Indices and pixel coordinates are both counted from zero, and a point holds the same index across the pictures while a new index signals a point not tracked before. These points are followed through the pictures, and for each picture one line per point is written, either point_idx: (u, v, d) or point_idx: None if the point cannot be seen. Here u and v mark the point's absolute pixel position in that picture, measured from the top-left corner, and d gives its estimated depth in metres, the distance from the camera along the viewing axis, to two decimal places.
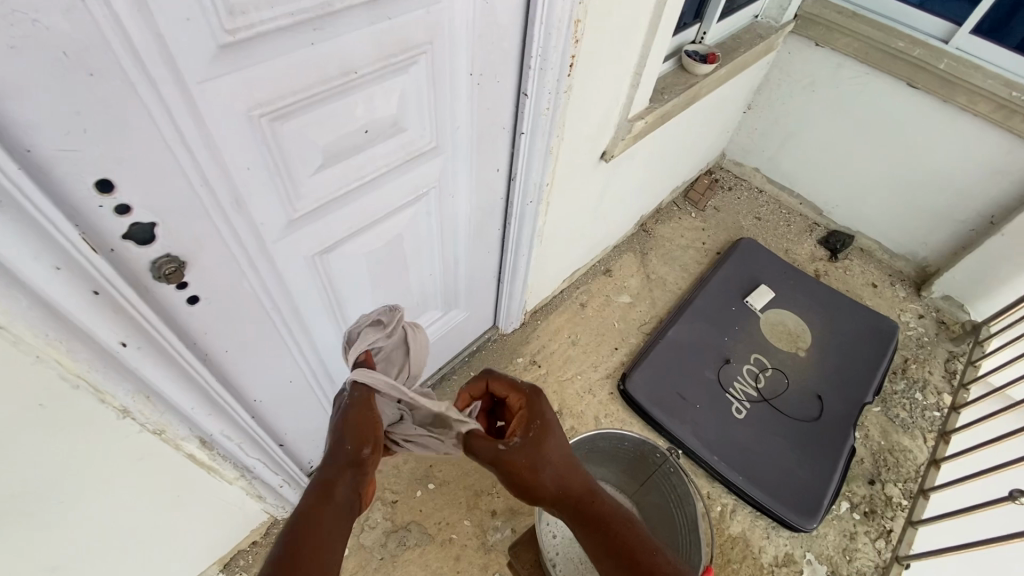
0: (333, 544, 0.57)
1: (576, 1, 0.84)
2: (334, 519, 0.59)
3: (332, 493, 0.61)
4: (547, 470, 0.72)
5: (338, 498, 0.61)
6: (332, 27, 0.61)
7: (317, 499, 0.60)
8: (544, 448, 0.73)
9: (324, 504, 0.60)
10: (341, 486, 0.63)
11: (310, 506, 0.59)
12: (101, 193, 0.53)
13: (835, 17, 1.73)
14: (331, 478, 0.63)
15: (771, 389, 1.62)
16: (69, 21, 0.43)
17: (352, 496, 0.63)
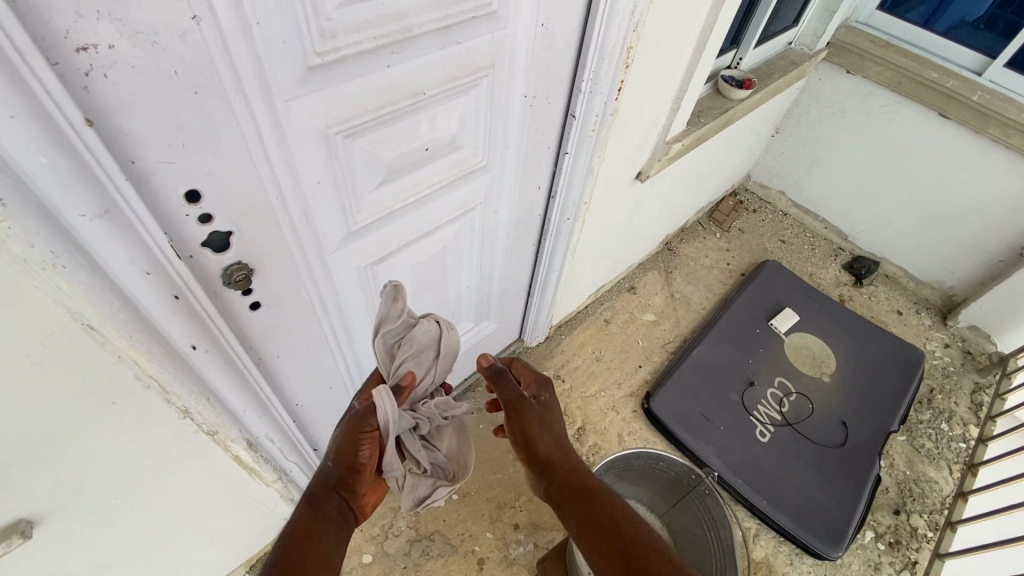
0: (322, 553, 0.61)
1: (630, 29, 0.86)
2: (319, 530, 0.63)
3: (319, 506, 0.66)
4: (548, 436, 0.84)
5: (324, 511, 0.66)
6: (407, 51, 0.64)
7: (303, 513, 0.65)
8: (550, 414, 0.87)
9: (311, 517, 0.65)
10: (329, 499, 0.68)
11: (298, 519, 0.64)
12: (189, 204, 0.55)
13: (868, 46, 1.75)
14: (320, 493, 0.68)
15: (795, 414, 1.62)
16: (184, 43, 0.45)
17: (339, 510, 0.67)
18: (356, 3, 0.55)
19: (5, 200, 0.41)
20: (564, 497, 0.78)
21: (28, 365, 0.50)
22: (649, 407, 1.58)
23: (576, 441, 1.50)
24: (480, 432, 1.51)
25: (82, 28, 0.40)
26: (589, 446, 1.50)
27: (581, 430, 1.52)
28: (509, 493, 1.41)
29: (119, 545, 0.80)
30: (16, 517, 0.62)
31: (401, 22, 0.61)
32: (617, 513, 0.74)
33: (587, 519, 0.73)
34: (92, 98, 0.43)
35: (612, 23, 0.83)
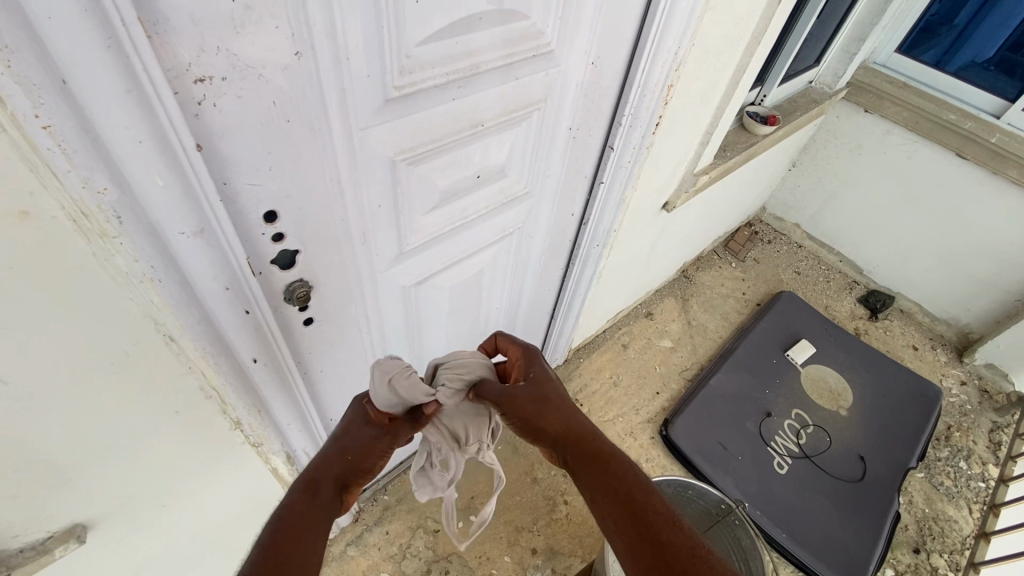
0: (313, 537, 0.56)
1: (672, 68, 0.91)
2: (313, 518, 0.58)
3: (318, 493, 0.61)
4: (552, 407, 0.73)
5: (322, 498, 0.61)
6: (472, 86, 0.68)
7: (301, 496, 0.60)
8: (550, 385, 0.76)
9: (308, 503, 0.60)
10: (329, 484, 0.63)
11: (294, 501, 0.59)
12: (266, 223, 0.57)
13: (886, 87, 1.81)
14: (321, 477, 0.63)
15: (812, 446, 1.61)
16: (285, 75, 0.48)
17: (335, 499, 0.63)
18: (434, 42, 0.59)
19: (121, 218, 0.44)
20: (579, 473, 0.68)
21: (112, 370, 0.53)
22: (667, 434, 1.59)
23: None
24: (499, 453, 1.50)
25: (203, 62, 0.43)
26: None
27: None
28: (527, 517, 1.39)
29: (155, 556, 0.79)
30: (71, 521, 0.63)
31: (470, 59, 0.65)
32: (639, 497, 0.63)
33: (608, 504, 0.63)
34: (202, 124, 0.46)
35: (656, 62, 0.87)
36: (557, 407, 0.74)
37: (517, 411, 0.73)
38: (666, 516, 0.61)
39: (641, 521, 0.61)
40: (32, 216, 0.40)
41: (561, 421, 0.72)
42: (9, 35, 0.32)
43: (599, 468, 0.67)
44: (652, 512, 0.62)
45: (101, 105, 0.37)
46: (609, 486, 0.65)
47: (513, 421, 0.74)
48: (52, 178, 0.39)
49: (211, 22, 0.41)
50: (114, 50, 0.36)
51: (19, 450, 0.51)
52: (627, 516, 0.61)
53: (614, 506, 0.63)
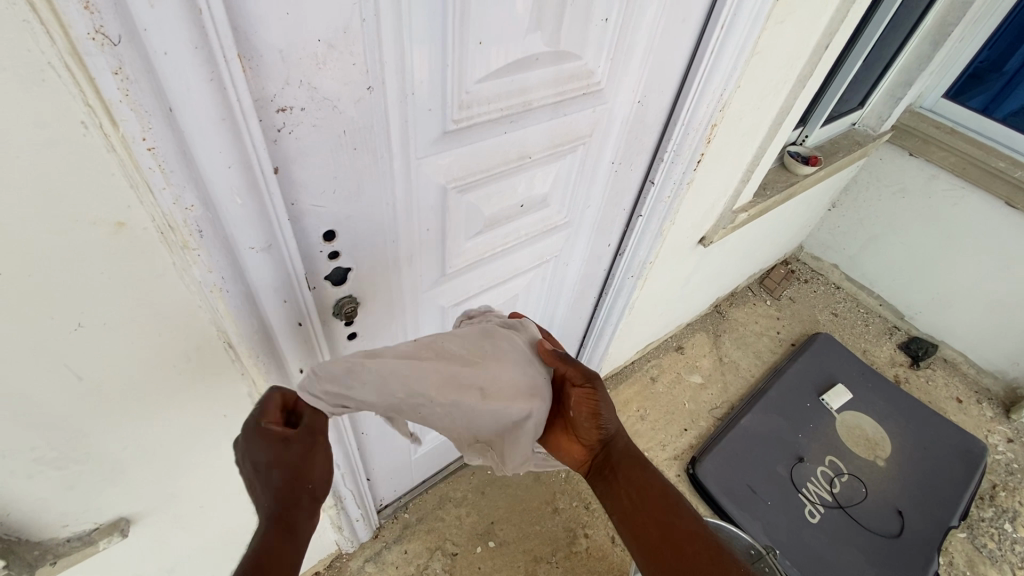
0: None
1: (716, 109, 0.93)
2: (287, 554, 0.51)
3: (291, 528, 0.53)
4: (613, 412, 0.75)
5: (299, 532, 0.54)
6: (524, 121, 0.71)
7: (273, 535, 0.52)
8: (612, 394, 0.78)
9: (285, 544, 0.52)
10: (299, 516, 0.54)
11: (268, 542, 0.51)
12: (324, 241, 0.60)
13: (932, 131, 1.78)
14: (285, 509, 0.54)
15: (847, 496, 1.55)
16: (357, 108, 0.52)
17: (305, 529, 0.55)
18: (492, 79, 0.63)
19: (202, 232, 0.47)
20: (620, 471, 0.71)
21: (173, 372, 0.56)
22: (694, 472, 1.55)
23: None
24: (521, 480, 1.49)
25: (286, 94, 0.47)
26: None
27: None
28: (546, 547, 1.37)
29: (189, 558, 0.81)
30: (117, 515, 0.65)
31: (524, 96, 0.68)
32: (670, 498, 0.68)
33: (644, 505, 0.68)
34: (279, 147, 0.49)
35: (701, 103, 0.89)
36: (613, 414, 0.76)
37: (597, 400, 0.71)
38: (689, 514, 0.67)
39: (671, 521, 0.65)
40: (126, 227, 0.43)
41: (615, 427, 0.75)
42: (130, 67, 0.36)
43: (638, 471, 0.71)
44: (680, 511, 0.67)
45: (197, 129, 0.41)
46: (644, 489, 0.69)
47: (587, 407, 0.72)
48: (147, 194, 0.43)
49: (298, 57, 0.45)
50: (215, 84, 0.40)
51: (83, 441, 0.55)
52: (659, 520, 0.66)
53: (649, 508, 0.67)
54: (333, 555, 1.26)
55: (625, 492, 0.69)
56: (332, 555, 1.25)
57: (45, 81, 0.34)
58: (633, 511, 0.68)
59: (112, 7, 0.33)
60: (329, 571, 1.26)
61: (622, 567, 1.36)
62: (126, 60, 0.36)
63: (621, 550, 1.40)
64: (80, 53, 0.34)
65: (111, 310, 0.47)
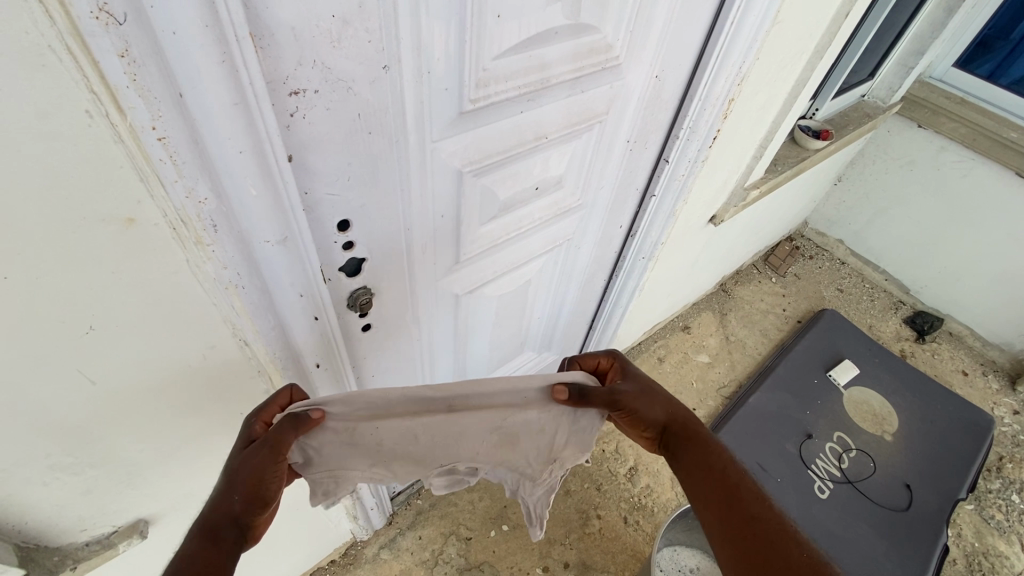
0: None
1: (735, 82, 0.89)
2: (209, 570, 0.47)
3: (217, 539, 0.49)
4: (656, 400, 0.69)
5: (226, 545, 0.50)
6: (541, 99, 0.68)
7: (202, 545, 0.49)
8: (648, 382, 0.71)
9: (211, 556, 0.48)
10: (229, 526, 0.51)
11: (192, 554, 0.48)
12: (339, 231, 0.57)
13: (943, 102, 1.75)
14: (217, 520, 0.51)
15: (855, 472, 1.56)
16: (372, 90, 0.49)
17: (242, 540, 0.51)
18: (511, 55, 0.60)
19: (216, 227, 0.44)
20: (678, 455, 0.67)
21: (188, 372, 0.54)
22: None
23: (628, 482, 1.48)
24: None
25: (300, 74, 0.43)
26: (641, 487, 1.48)
27: (633, 471, 1.50)
28: (560, 529, 1.37)
29: None
30: (136, 516, 0.64)
31: (542, 72, 0.65)
32: (733, 477, 0.63)
33: (706, 483, 0.64)
34: (293, 130, 0.46)
35: (719, 76, 0.86)
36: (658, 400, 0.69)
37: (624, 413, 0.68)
38: (756, 493, 0.62)
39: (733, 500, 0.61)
40: (137, 223, 0.40)
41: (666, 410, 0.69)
42: (137, 49, 0.33)
43: (698, 448, 0.66)
44: (745, 491, 0.62)
45: (209, 116, 0.38)
46: (706, 467, 0.65)
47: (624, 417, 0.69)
48: (158, 186, 0.39)
49: (311, 36, 0.42)
50: (227, 65, 0.37)
51: (98, 446, 0.53)
52: (719, 500, 0.62)
53: (710, 486, 0.63)
54: (348, 543, 1.26)
55: (685, 470, 0.66)
56: (347, 543, 1.25)
57: (44, 66, 0.31)
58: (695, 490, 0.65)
59: None
60: (344, 559, 1.26)
61: (638, 548, 1.37)
62: (132, 41, 0.32)
63: (633, 530, 1.40)
64: (83, 34, 0.30)
65: (124, 310, 0.45)
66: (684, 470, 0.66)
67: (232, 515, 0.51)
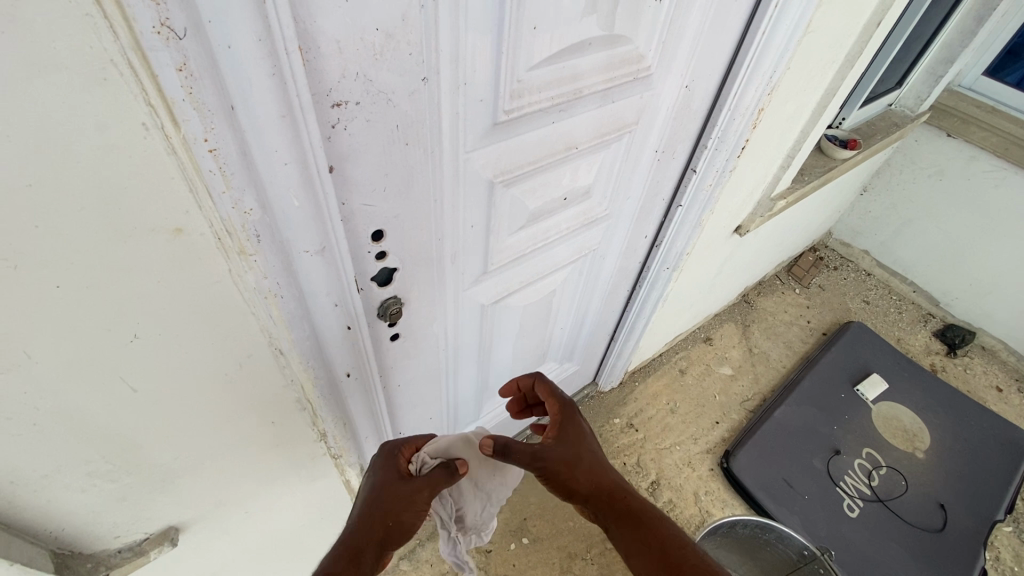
0: None
1: (765, 91, 0.88)
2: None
3: (362, 558, 0.59)
4: (586, 468, 0.68)
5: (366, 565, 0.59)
6: (572, 110, 0.68)
7: (344, 566, 0.58)
8: (578, 435, 0.70)
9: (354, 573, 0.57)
10: (371, 550, 0.61)
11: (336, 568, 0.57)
12: (372, 241, 0.57)
13: (974, 111, 1.71)
14: (360, 542, 0.61)
15: (886, 490, 1.51)
16: (410, 101, 0.49)
17: (375, 566, 0.61)
18: (544, 67, 0.60)
19: (259, 238, 0.45)
20: (613, 531, 0.66)
21: (225, 381, 0.55)
22: (728, 467, 1.52)
23: (650, 496, 1.45)
24: None
25: (342, 87, 0.43)
26: (663, 502, 1.44)
27: (655, 485, 1.47)
28: (581, 543, 1.35)
29: (234, 562, 0.80)
30: (166, 524, 0.64)
31: (574, 83, 0.65)
32: (674, 554, 0.61)
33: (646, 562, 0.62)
34: (334, 141, 0.46)
35: (750, 86, 0.85)
36: (587, 467, 0.68)
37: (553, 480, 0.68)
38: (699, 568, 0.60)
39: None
40: (184, 233, 0.41)
41: (594, 477, 0.68)
42: (194, 63, 0.34)
43: (633, 527, 0.64)
44: (687, 566, 0.60)
45: (257, 129, 0.38)
46: (643, 544, 0.63)
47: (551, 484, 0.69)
48: (206, 198, 0.40)
49: (354, 48, 0.42)
50: (276, 78, 0.37)
51: (135, 454, 0.53)
52: None
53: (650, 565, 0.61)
54: None
55: (625, 549, 0.64)
56: None
57: (106, 80, 0.32)
58: (638, 567, 0.63)
59: None
60: None
61: None
62: (190, 55, 0.33)
63: None
64: (145, 50, 0.31)
65: (167, 320, 0.45)
66: (624, 547, 0.64)
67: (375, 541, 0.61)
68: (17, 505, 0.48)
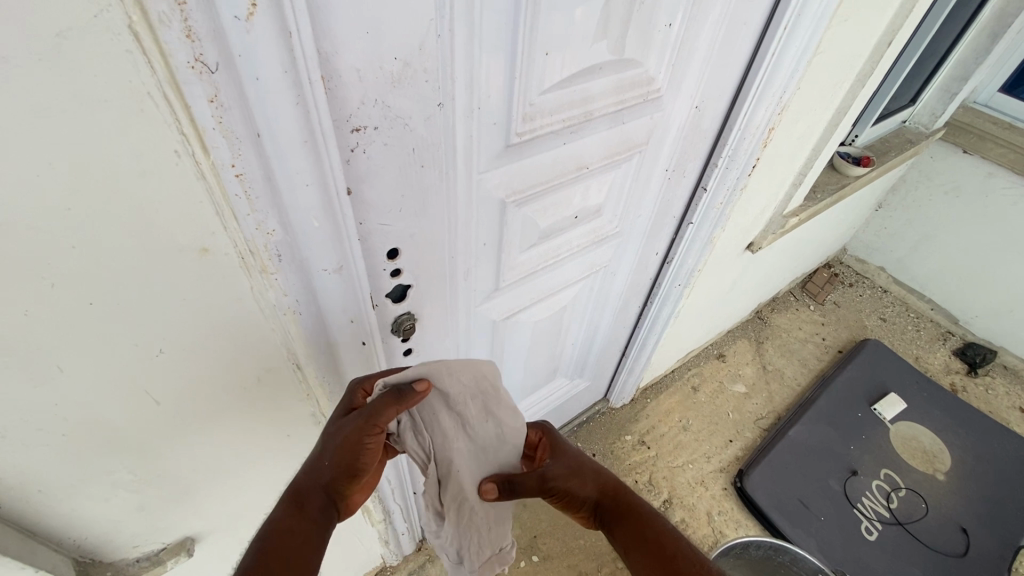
0: (309, 556, 0.52)
1: (775, 111, 0.89)
2: (300, 543, 0.52)
3: (306, 507, 0.55)
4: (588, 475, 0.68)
5: (313, 513, 0.55)
6: (583, 131, 0.69)
7: (288, 513, 0.54)
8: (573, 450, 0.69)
9: (298, 523, 0.54)
10: (318, 498, 0.56)
11: (281, 519, 0.54)
12: (388, 259, 0.59)
13: (990, 128, 1.70)
14: (305, 488, 0.56)
15: (905, 512, 1.47)
16: (427, 126, 0.51)
17: (327, 510, 0.56)
18: (556, 91, 0.61)
19: (280, 256, 0.47)
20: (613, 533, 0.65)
21: (242, 395, 0.56)
22: (742, 486, 1.50)
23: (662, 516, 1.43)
24: None
25: (361, 114, 0.45)
26: (676, 522, 1.42)
27: (668, 503, 1.45)
28: (592, 563, 1.33)
29: None
30: (183, 534, 0.65)
31: (585, 106, 0.66)
32: (669, 546, 0.61)
33: (644, 561, 0.61)
34: (353, 164, 0.48)
35: (759, 106, 0.86)
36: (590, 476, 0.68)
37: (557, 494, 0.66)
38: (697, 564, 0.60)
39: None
40: (210, 253, 0.43)
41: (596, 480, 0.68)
42: (225, 94, 0.36)
43: (632, 521, 0.64)
44: (683, 561, 0.60)
45: (281, 154, 0.40)
46: (642, 542, 0.62)
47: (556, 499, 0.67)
48: (232, 220, 0.42)
49: (373, 78, 0.44)
50: (300, 107, 0.39)
51: (156, 464, 0.55)
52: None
53: (649, 564, 0.60)
54: (377, 569, 1.25)
55: (624, 547, 0.63)
56: (376, 569, 1.24)
57: (143, 111, 0.34)
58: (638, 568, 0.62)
59: (211, 35, 0.33)
60: None
61: None
62: (221, 87, 0.35)
63: None
64: (179, 83, 0.33)
65: (191, 335, 0.47)
66: (622, 546, 0.63)
67: (321, 484, 0.56)
68: (43, 513, 0.49)
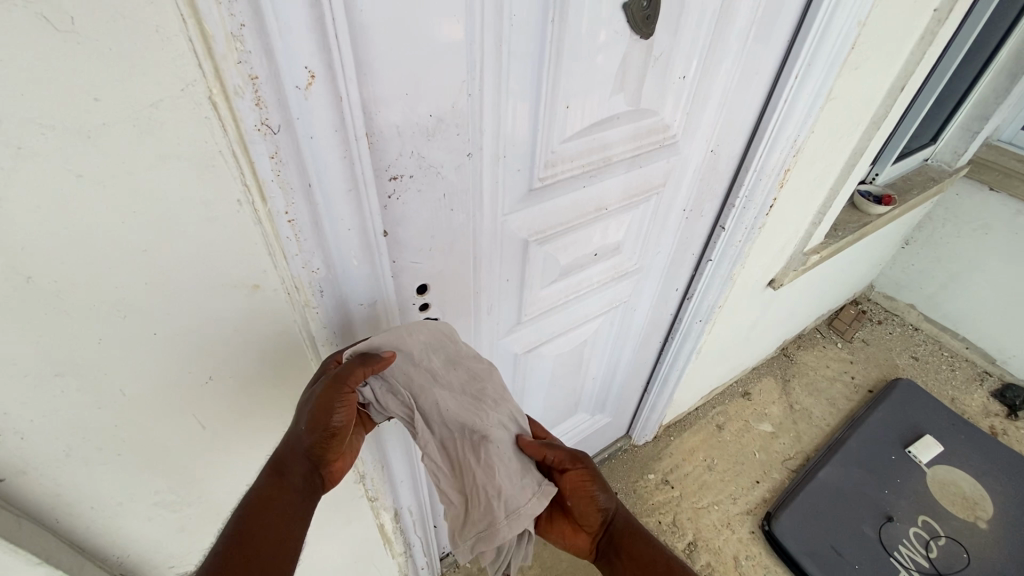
0: (290, 532, 0.53)
1: (790, 153, 0.92)
2: (281, 515, 0.53)
3: (287, 475, 0.54)
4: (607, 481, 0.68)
5: (293, 484, 0.55)
6: (602, 176, 0.73)
7: (270, 482, 0.54)
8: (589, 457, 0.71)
9: (281, 494, 0.54)
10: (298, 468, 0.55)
11: (263, 489, 0.54)
12: (417, 295, 0.63)
13: (1016, 165, 1.69)
14: (286, 458, 0.55)
15: (947, 563, 1.40)
16: (457, 174, 0.56)
17: (307, 481, 0.55)
18: (576, 139, 0.66)
19: (320, 291, 0.51)
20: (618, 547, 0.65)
21: (278, 422, 0.60)
22: (770, 529, 1.45)
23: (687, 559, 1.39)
24: None
25: (398, 164, 0.50)
26: (702, 566, 1.38)
27: (693, 546, 1.41)
28: None
29: None
30: None
31: (604, 152, 0.70)
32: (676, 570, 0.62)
33: None
34: (389, 208, 0.52)
35: (774, 149, 0.89)
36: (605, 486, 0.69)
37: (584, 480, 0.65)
38: None
39: None
40: (260, 289, 0.47)
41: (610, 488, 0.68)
42: (283, 152, 0.41)
43: (640, 540, 0.65)
44: None
45: (328, 201, 0.45)
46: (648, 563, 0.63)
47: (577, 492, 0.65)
48: (282, 259, 0.46)
49: (410, 133, 0.49)
50: (347, 161, 0.44)
51: (197, 486, 0.58)
52: None
53: None
54: None
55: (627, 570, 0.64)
56: None
57: (214, 166, 0.39)
58: None
59: (276, 102, 0.38)
60: None
61: None
62: (281, 145, 0.40)
63: None
64: (246, 142, 0.38)
65: (238, 364, 0.51)
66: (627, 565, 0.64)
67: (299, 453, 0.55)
68: (94, 529, 0.53)
